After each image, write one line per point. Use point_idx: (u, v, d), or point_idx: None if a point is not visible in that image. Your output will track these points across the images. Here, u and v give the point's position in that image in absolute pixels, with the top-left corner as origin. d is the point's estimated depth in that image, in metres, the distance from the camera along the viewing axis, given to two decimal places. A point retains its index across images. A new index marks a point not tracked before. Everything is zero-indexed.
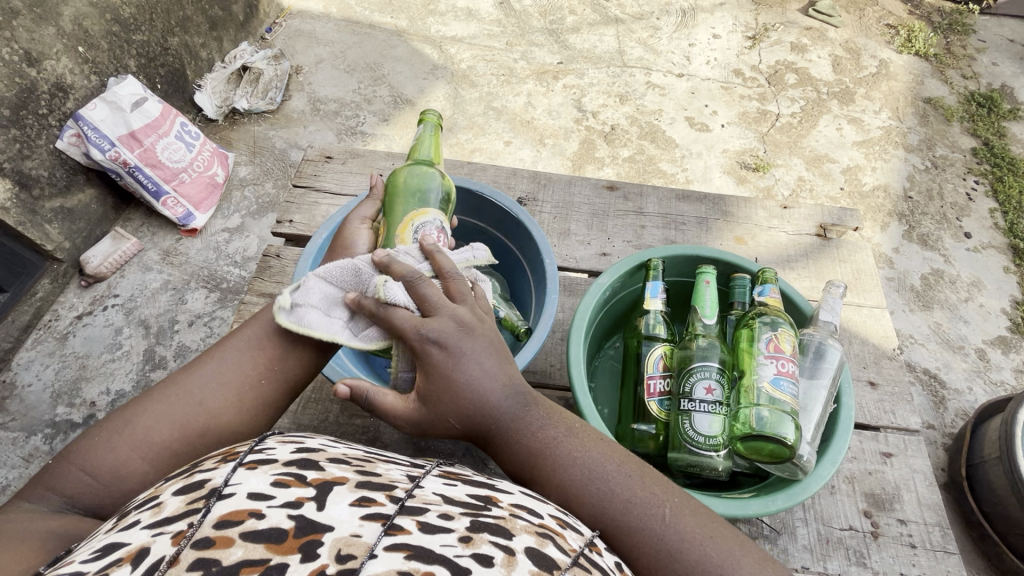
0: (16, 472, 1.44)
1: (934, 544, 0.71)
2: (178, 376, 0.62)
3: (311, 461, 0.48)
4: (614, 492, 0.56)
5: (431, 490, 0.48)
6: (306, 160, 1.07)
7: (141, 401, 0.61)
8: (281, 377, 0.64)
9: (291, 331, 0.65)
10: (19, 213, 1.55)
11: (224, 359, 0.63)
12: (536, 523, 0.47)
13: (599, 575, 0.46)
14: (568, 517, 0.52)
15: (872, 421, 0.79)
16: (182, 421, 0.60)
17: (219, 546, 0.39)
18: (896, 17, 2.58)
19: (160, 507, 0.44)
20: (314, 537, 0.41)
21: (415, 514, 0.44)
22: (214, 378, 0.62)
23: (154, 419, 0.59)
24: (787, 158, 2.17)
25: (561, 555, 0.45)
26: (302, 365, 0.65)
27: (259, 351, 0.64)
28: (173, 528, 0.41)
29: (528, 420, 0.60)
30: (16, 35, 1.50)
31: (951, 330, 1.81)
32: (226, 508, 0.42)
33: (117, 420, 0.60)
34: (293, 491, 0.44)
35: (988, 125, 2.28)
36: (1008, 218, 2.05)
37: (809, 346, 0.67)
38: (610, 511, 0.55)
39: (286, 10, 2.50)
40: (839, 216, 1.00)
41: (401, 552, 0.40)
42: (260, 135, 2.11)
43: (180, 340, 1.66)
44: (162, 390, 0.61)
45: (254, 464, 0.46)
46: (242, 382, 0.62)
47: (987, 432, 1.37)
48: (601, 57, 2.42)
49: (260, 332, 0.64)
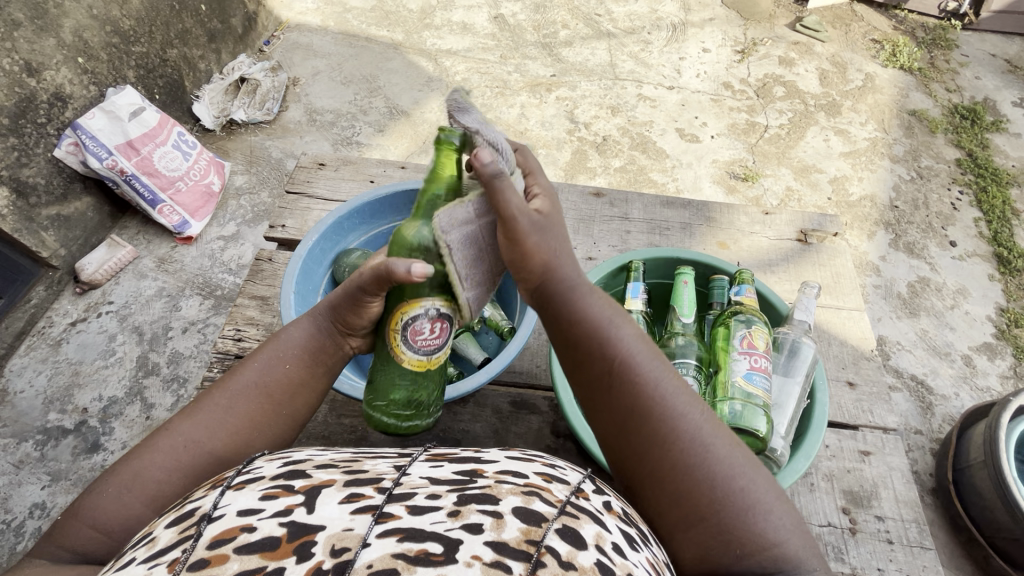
0: (6, 478, 1.44)
1: (910, 539, 0.72)
2: (180, 425, 0.62)
3: (298, 470, 0.49)
4: (655, 380, 0.58)
5: (418, 475, 0.48)
6: (300, 167, 1.10)
7: (142, 455, 0.60)
8: (289, 418, 0.68)
9: (298, 377, 0.69)
10: (16, 219, 1.57)
11: (229, 405, 0.65)
12: (522, 482, 0.48)
13: (587, 519, 0.46)
14: (554, 472, 0.52)
15: (850, 421, 0.81)
16: (195, 468, 0.60)
17: (215, 564, 0.39)
18: (881, 33, 2.65)
19: (154, 540, 0.44)
20: (307, 537, 0.41)
21: (404, 499, 0.44)
22: (221, 425, 0.63)
23: (164, 469, 0.59)
24: (775, 168, 2.21)
25: (548, 508, 0.46)
26: (309, 403, 0.70)
27: (266, 397, 0.67)
28: (169, 557, 0.41)
29: (589, 298, 0.63)
30: (16, 46, 1.53)
31: (938, 336, 1.83)
32: (216, 530, 0.42)
33: (120, 473, 0.59)
34: (281, 500, 0.44)
35: (971, 136, 2.33)
36: (992, 227, 2.09)
37: (783, 344, 0.70)
38: (659, 392, 0.57)
39: (284, 23, 2.54)
40: (819, 222, 1.03)
41: (394, 535, 0.41)
42: (257, 144, 2.14)
43: (173, 346, 1.67)
44: (166, 441, 0.61)
45: (241, 484, 0.47)
46: (251, 426, 0.65)
47: (972, 436, 1.39)
48: (594, 70, 2.47)
49: (261, 376, 0.67)
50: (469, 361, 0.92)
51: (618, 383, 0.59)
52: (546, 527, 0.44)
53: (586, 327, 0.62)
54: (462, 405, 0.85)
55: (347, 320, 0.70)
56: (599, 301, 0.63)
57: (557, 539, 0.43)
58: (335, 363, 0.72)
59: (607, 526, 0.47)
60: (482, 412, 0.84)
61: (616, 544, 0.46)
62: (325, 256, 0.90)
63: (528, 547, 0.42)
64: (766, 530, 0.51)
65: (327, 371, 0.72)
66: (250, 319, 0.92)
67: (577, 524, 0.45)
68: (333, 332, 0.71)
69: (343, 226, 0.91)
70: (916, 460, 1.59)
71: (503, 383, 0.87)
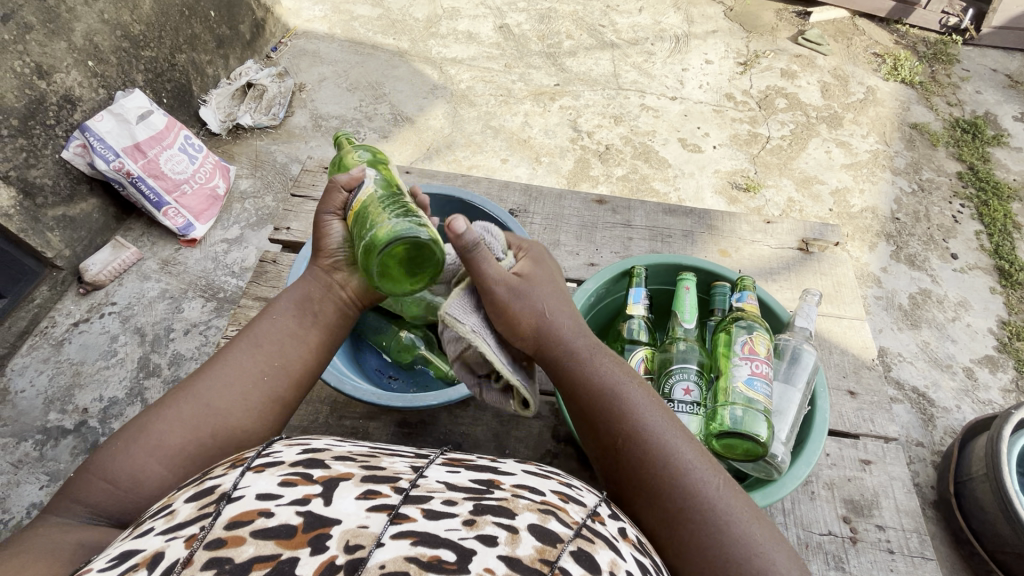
0: (4, 478, 1.43)
1: (912, 549, 0.72)
2: (184, 382, 0.64)
3: (317, 460, 0.48)
4: (673, 444, 0.59)
5: (435, 478, 0.48)
6: (306, 170, 1.11)
7: (151, 410, 0.62)
8: (282, 372, 0.67)
9: (287, 327, 0.70)
10: (22, 220, 1.58)
11: (227, 360, 0.66)
12: (539, 499, 0.47)
13: (602, 544, 0.46)
14: (571, 490, 0.52)
15: (852, 429, 0.81)
16: (190, 420, 0.60)
17: (231, 546, 0.39)
18: (882, 46, 2.68)
19: (173, 513, 0.44)
20: (323, 530, 0.41)
21: (421, 502, 0.44)
22: (217, 377, 0.64)
23: (163, 421, 0.60)
24: (777, 179, 2.22)
25: (564, 528, 0.45)
26: (302, 356, 0.69)
27: (259, 350, 0.67)
28: (187, 532, 0.41)
29: (603, 363, 0.65)
30: (28, 48, 1.55)
31: (939, 349, 1.83)
32: (236, 510, 0.42)
33: (130, 429, 0.60)
34: (300, 488, 0.44)
35: (972, 150, 2.34)
36: (994, 239, 2.10)
37: (785, 351, 0.71)
38: (665, 471, 0.57)
39: (292, 30, 2.58)
40: (820, 231, 1.04)
41: (407, 538, 0.41)
42: (262, 149, 2.16)
43: (175, 348, 1.67)
44: (170, 396, 0.62)
45: (261, 467, 0.46)
46: (245, 379, 0.65)
47: (974, 448, 1.38)
48: (597, 79, 2.49)
49: (258, 331, 0.69)
50: None
51: (632, 449, 0.60)
52: (561, 548, 0.43)
53: (600, 394, 0.63)
54: (463, 409, 0.86)
55: (321, 251, 0.74)
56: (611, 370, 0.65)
57: (571, 562, 0.42)
58: (324, 311, 0.73)
59: (621, 554, 0.47)
60: (483, 416, 0.85)
61: (630, 572, 0.45)
62: None
63: (541, 566, 0.41)
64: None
65: (316, 320, 0.72)
66: None
67: (592, 548, 0.45)
68: (317, 273, 0.74)
69: None
70: (917, 472, 1.58)
71: None
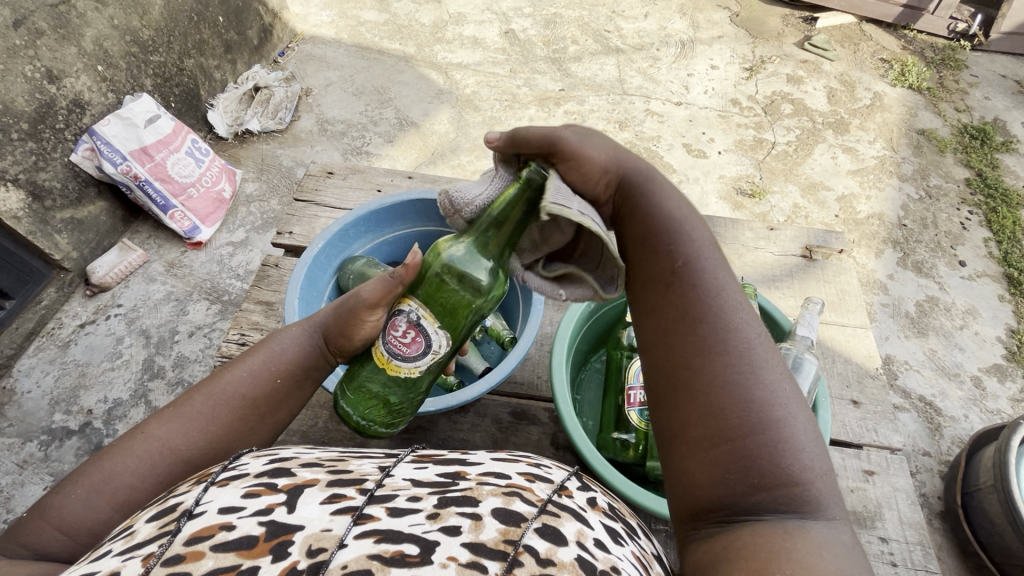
0: (9, 478, 1.44)
1: (915, 562, 0.71)
2: (157, 429, 0.61)
3: (282, 468, 0.48)
4: (750, 343, 0.50)
5: (402, 476, 0.48)
6: (309, 175, 1.12)
7: (116, 458, 0.59)
8: (268, 429, 0.67)
9: (281, 388, 0.67)
10: (30, 222, 1.60)
11: (209, 411, 0.63)
12: (505, 483, 0.47)
13: (568, 517, 0.46)
14: (538, 470, 0.52)
15: (854, 439, 0.81)
16: (169, 479, 0.59)
17: (190, 561, 0.39)
18: (890, 52, 2.67)
19: (132, 534, 0.44)
20: (285, 537, 0.40)
21: (386, 501, 0.44)
22: (200, 431, 0.62)
23: (136, 477, 0.58)
24: (782, 185, 2.20)
25: (528, 507, 0.45)
26: (288, 415, 0.69)
27: (249, 406, 0.65)
28: (145, 551, 0.41)
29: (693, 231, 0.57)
30: (39, 54, 1.57)
31: (947, 357, 1.81)
32: (196, 526, 0.41)
33: (95, 476, 0.58)
34: (264, 499, 0.44)
35: (981, 156, 2.32)
36: (1003, 247, 2.07)
37: (787, 360, 0.70)
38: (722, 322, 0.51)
39: (299, 35, 2.61)
40: (824, 238, 1.03)
41: (371, 536, 0.40)
42: (268, 153, 2.17)
43: (179, 350, 1.68)
44: (142, 445, 0.59)
45: (225, 481, 0.46)
46: (229, 434, 0.63)
47: (981, 459, 1.35)
48: (602, 85, 2.49)
49: (245, 384, 0.65)
50: (470, 371, 0.91)
51: (688, 335, 0.51)
52: (525, 526, 0.43)
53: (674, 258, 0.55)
54: (462, 414, 0.86)
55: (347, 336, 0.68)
56: (715, 260, 0.55)
57: (535, 539, 0.42)
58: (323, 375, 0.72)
59: (589, 523, 0.46)
60: (482, 422, 0.85)
61: (599, 540, 0.45)
62: (331, 263, 0.92)
63: (505, 547, 0.41)
64: (812, 543, 0.42)
65: (312, 383, 0.71)
66: (255, 324, 0.93)
67: (558, 522, 0.44)
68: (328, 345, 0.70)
69: (348, 235, 0.93)
70: (924, 482, 1.57)
71: (504, 393, 0.88)
